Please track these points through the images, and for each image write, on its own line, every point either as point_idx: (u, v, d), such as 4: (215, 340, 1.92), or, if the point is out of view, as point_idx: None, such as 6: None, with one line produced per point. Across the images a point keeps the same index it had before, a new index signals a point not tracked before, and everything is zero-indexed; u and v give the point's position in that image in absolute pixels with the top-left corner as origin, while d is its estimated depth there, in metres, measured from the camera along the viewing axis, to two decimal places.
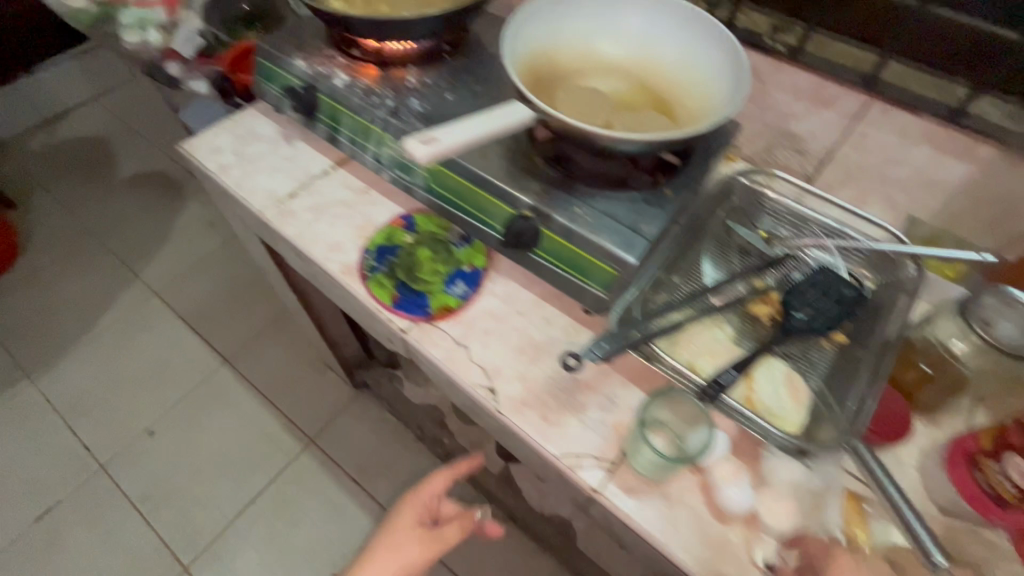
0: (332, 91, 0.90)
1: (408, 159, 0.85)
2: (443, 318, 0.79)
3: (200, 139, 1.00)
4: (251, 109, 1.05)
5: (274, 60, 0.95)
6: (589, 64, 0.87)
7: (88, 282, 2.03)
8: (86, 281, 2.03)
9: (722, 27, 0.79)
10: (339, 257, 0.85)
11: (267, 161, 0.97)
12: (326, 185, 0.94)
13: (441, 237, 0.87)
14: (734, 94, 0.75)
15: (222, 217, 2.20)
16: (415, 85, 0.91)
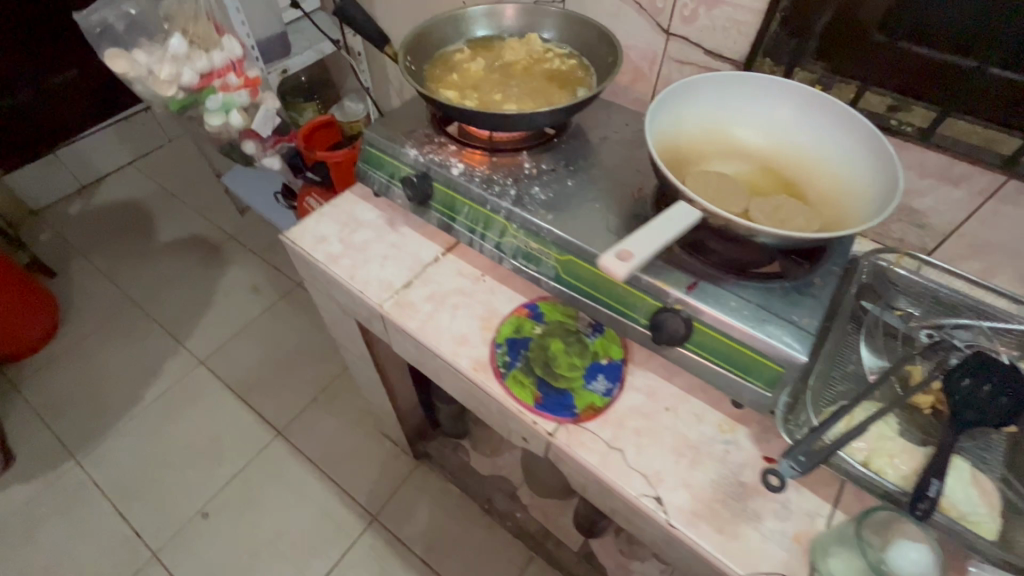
0: (449, 180, 0.89)
1: (536, 249, 0.83)
2: (590, 418, 0.75)
3: (303, 227, 0.98)
4: (350, 193, 1.04)
5: (384, 149, 0.95)
6: (712, 149, 0.86)
7: (132, 353, 1.98)
8: (129, 351, 1.98)
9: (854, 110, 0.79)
10: (468, 352, 0.82)
11: (375, 249, 0.95)
12: (439, 273, 0.92)
13: (571, 326, 0.84)
14: (883, 180, 0.74)
15: (266, 280, 2.17)
16: (532, 171, 0.90)
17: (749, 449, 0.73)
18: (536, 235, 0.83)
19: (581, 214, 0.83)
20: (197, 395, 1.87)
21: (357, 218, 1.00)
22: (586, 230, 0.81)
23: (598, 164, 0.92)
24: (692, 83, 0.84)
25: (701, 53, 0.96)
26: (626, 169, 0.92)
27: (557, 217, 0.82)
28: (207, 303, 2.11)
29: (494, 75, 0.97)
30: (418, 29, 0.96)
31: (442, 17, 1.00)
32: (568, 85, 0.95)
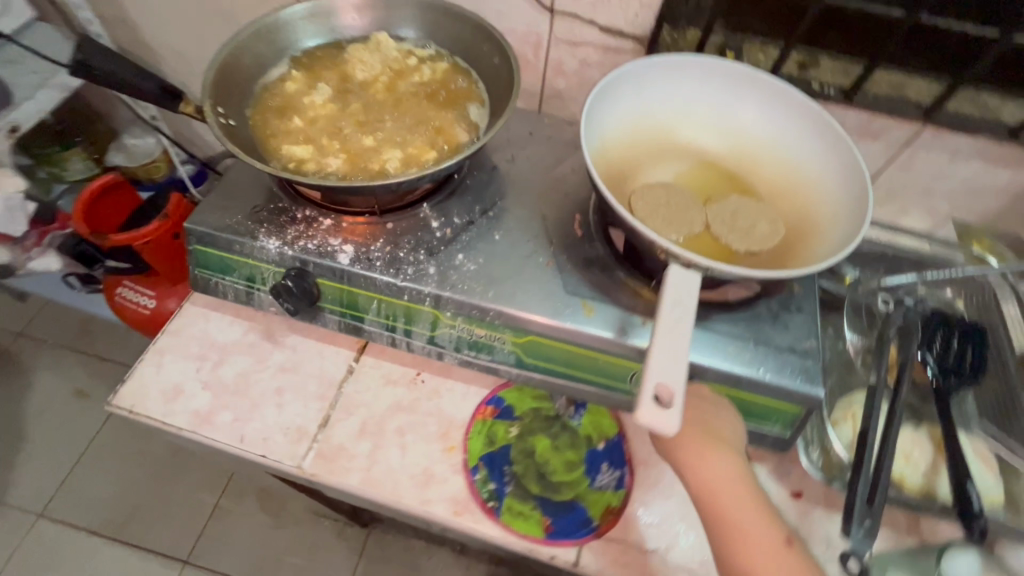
0: (340, 273, 0.65)
1: (484, 336, 0.65)
2: (612, 525, 0.62)
3: (137, 381, 0.68)
4: (192, 307, 0.74)
5: (227, 245, 0.67)
6: (645, 155, 0.73)
7: None
8: None
9: (768, 74, 0.70)
10: (439, 491, 0.63)
11: (261, 383, 0.69)
12: (361, 389, 0.70)
13: (548, 411, 0.69)
14: (824, 146, 0.68)
15: (92, 379, 1.67)
16: (442, 230, 0.69)
17: (775, 491, 0.67)
18: (480, 320, 0.64)
19: (525, 278, 0.66)
20: (50, 557, 1.43)
21: (216, 342, 0.72)
22: (541, 298, 0.64)
23: (519, 197, 0.74)
24: (610, 82, 0.68)
25: (594, 30, 0.79)
26: (552, 196, 0.75)
27: (500, 292, 0.64)
28: (16, 433, 1.58)
29: (351, 106, 0.71)
30: (219, 59, 0.66)
31: (249, 33, 0.70)
32: (452, 101, 0.73)
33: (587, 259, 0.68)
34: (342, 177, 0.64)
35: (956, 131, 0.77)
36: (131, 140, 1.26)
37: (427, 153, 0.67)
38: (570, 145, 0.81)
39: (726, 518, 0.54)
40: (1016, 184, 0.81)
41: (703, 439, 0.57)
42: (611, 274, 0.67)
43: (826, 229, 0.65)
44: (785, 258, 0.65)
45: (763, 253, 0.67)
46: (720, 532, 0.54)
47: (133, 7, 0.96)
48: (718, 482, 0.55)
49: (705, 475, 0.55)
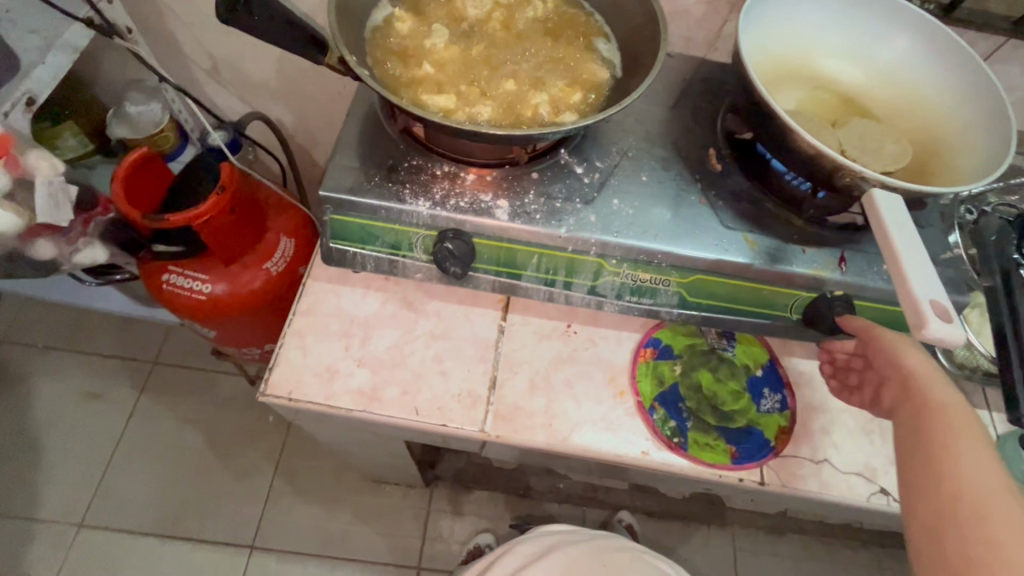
0: (501, 229, 0.62)
1: (649, 280, 0.65)
2: (786, 443, 0.66)
3: (287, 367, 0.64)
4: (318, 282, 0.69)
5: (370, 212, 0.62)
6: (769, 81, 0.72)
7: None
8: None
9: None
10: (623, 435, 0.65)
11: (417, 354, 0.66)
12: (518, 347, 0.69)
13: (703, 346, 0.71)
14: (934, 52, 0.72)
15: (101, 378, 1.54)
16: (587, 176, 0.67)
17: None
18: (647, 264, 0.64)
19: (684, 217, 0.65)
20: (100, 566, 1.34)
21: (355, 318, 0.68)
22: (704, 235, 0.64)
23: (648, 136, 0.72)
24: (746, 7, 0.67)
25: None
26: (679, 132, 0.73)
27: (664, 233, 0.63)
28: (29, 447, 1.45)
29: (475, 48, 0.66)
30: (337, 1, 0.58)
31: None
32: (575, 37, 0.69)
33: (734, 193, 0.69)
34: (497, 126, 0.60)
35: None
36: (132, 108, 1.06)
37: (574, 95, 0.63)
38: (677, 78, 0.79)
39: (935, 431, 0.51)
40: None
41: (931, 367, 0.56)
42: (760, 206, 0.68)
43: (957, 143, 0.69)
44: (935, 164, 0.68)
45: (901, 171, 0.69)
46: (915, 442, 0.52)
47: None
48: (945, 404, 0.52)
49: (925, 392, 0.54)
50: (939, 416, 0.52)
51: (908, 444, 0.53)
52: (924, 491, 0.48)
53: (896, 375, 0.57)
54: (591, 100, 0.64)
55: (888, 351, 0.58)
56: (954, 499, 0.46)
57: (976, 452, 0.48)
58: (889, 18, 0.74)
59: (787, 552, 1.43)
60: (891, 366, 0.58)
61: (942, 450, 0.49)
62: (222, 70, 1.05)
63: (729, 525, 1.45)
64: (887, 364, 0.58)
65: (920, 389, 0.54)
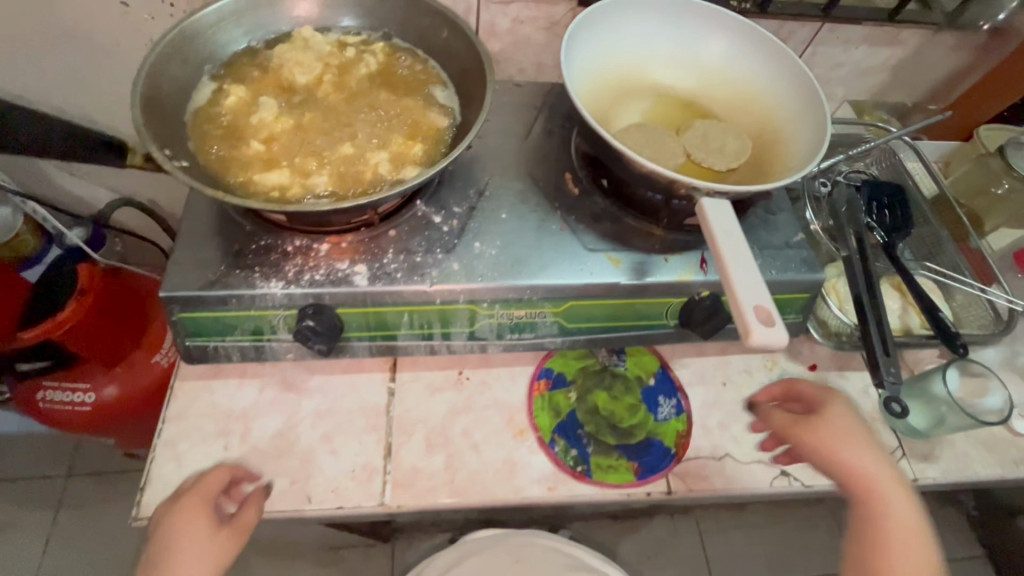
0: (362, 296, 0.60)
1: (525, 316, 0.65)
2: (686, 446, 0.68)
3: (161, 483, 0.59)
4: (188, 381, 0.65)
5: (220, 303, 0.58)
6: (610, 99, 0.75)
7: None
8: None
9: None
10: (526, 475, 0.64)
11: (304, 438, 0.64)
12: (411, 407, 0.67)
13: (595, 366, 0.72)
14: (759, 52, 0.75)
15: (10, 507, 1.41)
16: (446, 223, 0.66)
17: (796, 370, 0.76)
18: (518, 302, 0.64)
19: (547, 248, 0.66)
20: None
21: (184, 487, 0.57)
22: (570, 263, 0.65)
23: (505, 170, 0.72)
24: (568, 36, 0.69)
25: None
26: (536, 162, 0.74)
27: (528, 269, 0.64)
28: None
29: (307, 115, 0.64)
30: (140, 92, 0.55)
31: (160, 56, 0.59)
32: (412, 86, 0.68)
33: (593, 214, 0.70)
34: (338, 195, 0.58)
35: (850, 23, 0.87)
36: None
37: (416, 148, 0.63)
38: (528, 106, 0.80)
39: (890, 545, 0.56)
40: (894, 59, 0.95)
41: (878, 471, 0.59)
42: (622, 224, 0.70)
43: (789, 134, 0.72)
44: (771, 161, 0.71)
45: (742, 166, 0.72)
46: (876, 548, 0.57)
47: None
48: (897, 515, 0.57)
49: (877, 499, 0.58)
50: (893, 528, 0.57)
51: (864, 543, 0.58)
52: (863, 523, 0.58)
53: (845, 476, 0.59)
54: (435, 148, 0.63)
55: (827, 448, 0.60)
56: (856, 483, 0.59)
57: (918, 556, 0.56)
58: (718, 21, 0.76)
59: (749, 527, 1.47)
60: (840, 469, 0.59)
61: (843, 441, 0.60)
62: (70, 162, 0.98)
63: (692, 512, 1.47)
64: (831, 462, 0.60)
65: (873, 495, 0.58)
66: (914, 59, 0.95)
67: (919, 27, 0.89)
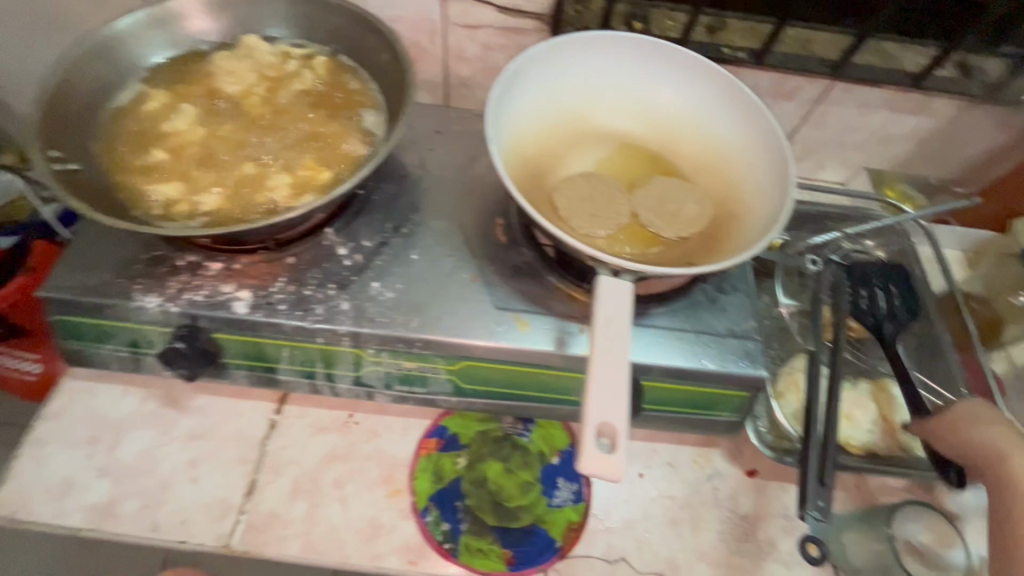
0: (238, 323, 0.57)
1: (415, 368, 0.60)
2: (575, 541, 0.60)
3: (17, 483, 0.58)
4: (75, 381, 0.64)
5: (95, 310, 0.57)
6: (561, 142, 0.68)
7: None
8: None
9: (666, 41, 0.67)
10: (388, 542, 0.58)
11: (168, 460, 0.61)
12: (289, 444, 0.63)
13: (496, 433, 0.65)
14: (733, 108, 0.67)
15: None
16: (350, 256, 0.62)
17: (730, 473, 0.66)
18: (407, 352, 0.59)
19: (450, 298, 0.60)
20: None
21: None
22: (470, 319, 0.59)
23: (432, 206, 0.67)
24: (512, 70, 0.63)
25: (492, 13, 0.73)
26: (469, 202, 0.68)
27: (423, 319, 0.59)
28: None
29: (224, 127, 0.62)
30: (44, 87, 0.55)
31: (79, 52, 0.58)
32: (341, 109, 0.65)
33: (515, 267, 0.64)
34: (224, 216, 0.56)
35: (865, 84, 0.76)
36: None
37: (323, 175, 0.59)
38: (480, 139, 0.75)
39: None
40: (921, 128, 0.82)
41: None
42: (543, 283, 0.63)
43: (753, 206, 0.63)
44: (726, 234, 0.63)
45: (694, 236, 0.64)
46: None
47: None
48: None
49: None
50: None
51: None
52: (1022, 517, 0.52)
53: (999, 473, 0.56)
54: (344, 176, 0.60)
55: None
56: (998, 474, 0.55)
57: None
58: (692, 70, 0.68)
59: None
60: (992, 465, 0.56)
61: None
62: None
63: None
64: None
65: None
66: (945, 130, 0.82)
67: (951, 96, 0.77)
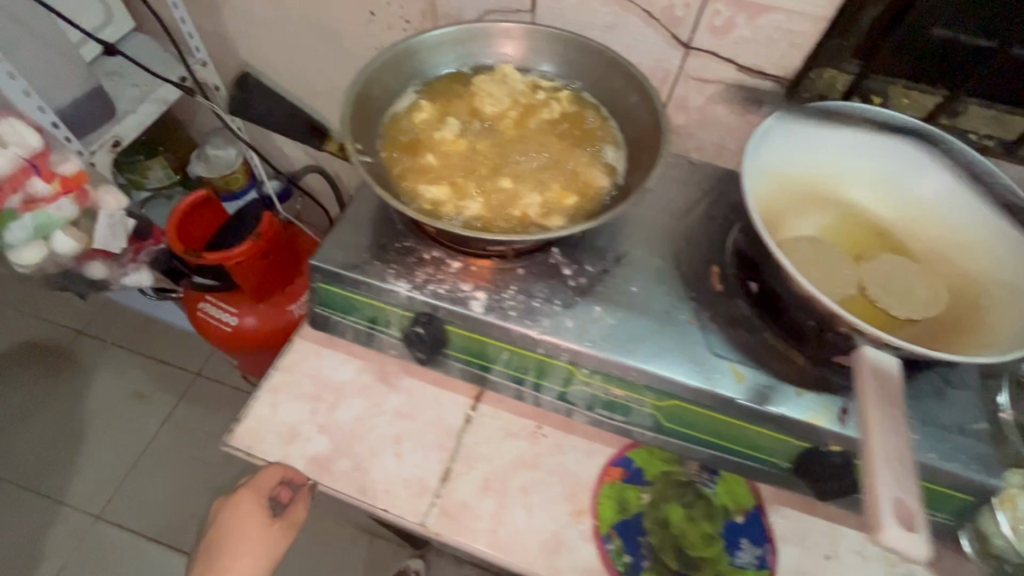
0: (473, 322, 0.62)
1: (622, 396, 0.62)
2: None
3: (254, 422, 0.66)
4: (305, 342, 0.72)
5: (354, 285, 0.64)
6: (790, 202, 0.69)
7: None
8: None
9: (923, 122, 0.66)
10: (570, 559, 0.60)
11: (378, 431, 0.66)
12: (481, 441, 0.66)
13: (680, 476, 0.65)
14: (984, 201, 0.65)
15: (152, 380, 1.69)
16: (574, 278, 0.65)
17: None
18: (620, 379, 0.61)
19: (668, 335, 0.62)
20: (107, 561, 1.45)
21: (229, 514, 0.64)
22: (687, 360, 0.60)
23: (650, 243, 0.69)
24: (762, 128, 0.65)
25: (731, 70, 0.75)
26: (684, 244, 0.70)
27: (642, 351, 0.60)
28: (80, 433, 1.60)
29: (483, 143, 0.69)
30: (356, 89, 0.64)
31: (381, 62, 0.67)
32: (585, 140, 0.70)
33: (730, 317, 0.64)
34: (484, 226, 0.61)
35: None
36: (212, 151, 1.23)
37: (570, 201, 0.64)
38: (694, 186, 0.77)
39: None
40: None
41: None
42: (759, 338, 0.63)
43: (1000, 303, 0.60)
44: (967, 326, 0.60)
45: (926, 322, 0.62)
46: None
47: (238, 21, 0.98)
48: None
49: None
50: None
51: None
52: None
53: None
54: (587, 205, 0.64)
55: None
56: None
57: None
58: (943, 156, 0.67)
59: None
60: None
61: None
62: None
63: None
64: None
65: None
66: None
67: None
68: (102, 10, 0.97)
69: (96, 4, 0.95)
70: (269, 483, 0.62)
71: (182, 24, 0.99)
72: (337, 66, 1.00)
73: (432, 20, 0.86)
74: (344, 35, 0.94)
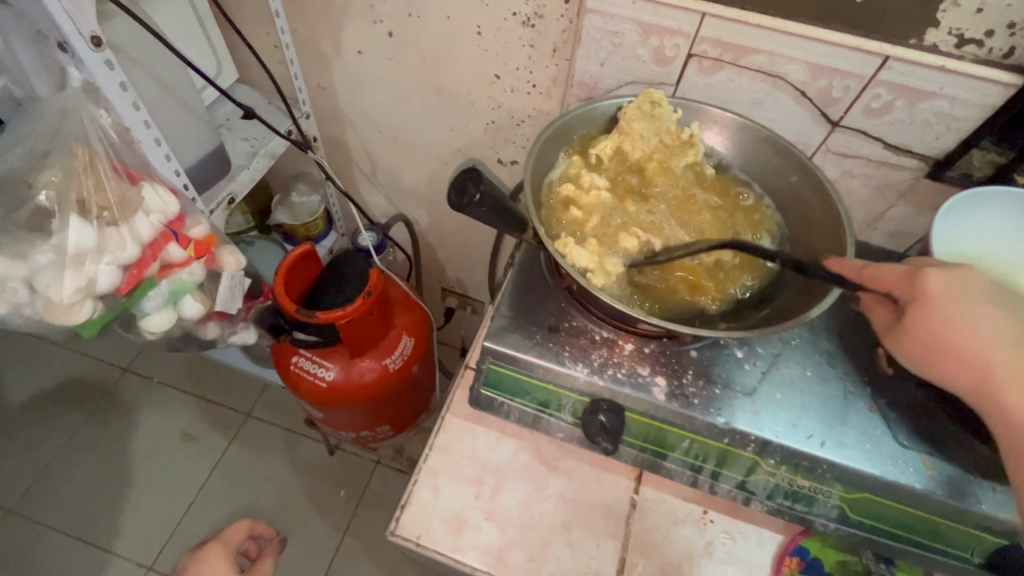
0: (655, 409, 0.61)
1: (808, 487, 0.61)
2: None
3: (419, 509, 0.64)
4: (457, 419, 0.70)
5: (529, 368, 0.63)
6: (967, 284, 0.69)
7: None
8: None
9: None
10: None
11: (546, 518, 0.64)
12: (650, 527, 0.65)
13: (858, 567, 0.63)
14: None
15: (200, 421, 1.64)
16: (746, 361, 0.65)
17: None
18: (807, 470, 0.60)
19: (852, 424, 0.61)
20: None
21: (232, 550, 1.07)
22: (874, 452, 0.59)
23: (812, 323, 0.69)
24: (943, 210, 0.67)
25: (878, 147, 0.76)
26: (846, 324, 0.69)
27: (831, 442, 0.59)
28: (129, 478, 1.55)
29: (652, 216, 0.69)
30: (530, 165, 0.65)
31: (548, 136, 0.69)
32: (740, 212, 0.71)
33: (909, 404, 0.63)
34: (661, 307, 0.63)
35: None
36: (296, 197, 1.22)
37: (739, 280, 0.66)
38: None
39: None
40: None
41: None
42: (943, 427, 0.62)
43: None
44: None
45: None
46: None
47: (353, 80, 0.98)
48: None
49: None
50: None
51: None
52: None
53: None
54: (757, 284, 0.65)
55: None
56: None
57: None
58: None
59: None
60: None
61: (935, 309, 0.53)
62: (379, 174, 1.17)
63: None
64: None
65: None
66: None
67: None
68: (215, 63, 0.94)
69: (211, 56, 0.93)
70: (240, 534, 1.11)
71: (294, 80, 0.99)
72: (447, 122, 0.99)
73: (562, 86, 0.86)
74: (462, 94, 0.94)
